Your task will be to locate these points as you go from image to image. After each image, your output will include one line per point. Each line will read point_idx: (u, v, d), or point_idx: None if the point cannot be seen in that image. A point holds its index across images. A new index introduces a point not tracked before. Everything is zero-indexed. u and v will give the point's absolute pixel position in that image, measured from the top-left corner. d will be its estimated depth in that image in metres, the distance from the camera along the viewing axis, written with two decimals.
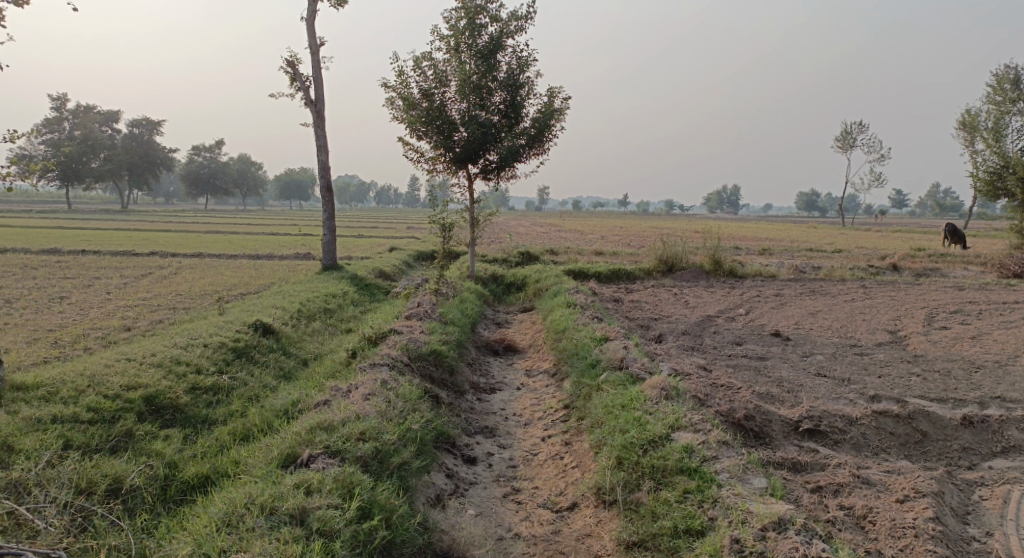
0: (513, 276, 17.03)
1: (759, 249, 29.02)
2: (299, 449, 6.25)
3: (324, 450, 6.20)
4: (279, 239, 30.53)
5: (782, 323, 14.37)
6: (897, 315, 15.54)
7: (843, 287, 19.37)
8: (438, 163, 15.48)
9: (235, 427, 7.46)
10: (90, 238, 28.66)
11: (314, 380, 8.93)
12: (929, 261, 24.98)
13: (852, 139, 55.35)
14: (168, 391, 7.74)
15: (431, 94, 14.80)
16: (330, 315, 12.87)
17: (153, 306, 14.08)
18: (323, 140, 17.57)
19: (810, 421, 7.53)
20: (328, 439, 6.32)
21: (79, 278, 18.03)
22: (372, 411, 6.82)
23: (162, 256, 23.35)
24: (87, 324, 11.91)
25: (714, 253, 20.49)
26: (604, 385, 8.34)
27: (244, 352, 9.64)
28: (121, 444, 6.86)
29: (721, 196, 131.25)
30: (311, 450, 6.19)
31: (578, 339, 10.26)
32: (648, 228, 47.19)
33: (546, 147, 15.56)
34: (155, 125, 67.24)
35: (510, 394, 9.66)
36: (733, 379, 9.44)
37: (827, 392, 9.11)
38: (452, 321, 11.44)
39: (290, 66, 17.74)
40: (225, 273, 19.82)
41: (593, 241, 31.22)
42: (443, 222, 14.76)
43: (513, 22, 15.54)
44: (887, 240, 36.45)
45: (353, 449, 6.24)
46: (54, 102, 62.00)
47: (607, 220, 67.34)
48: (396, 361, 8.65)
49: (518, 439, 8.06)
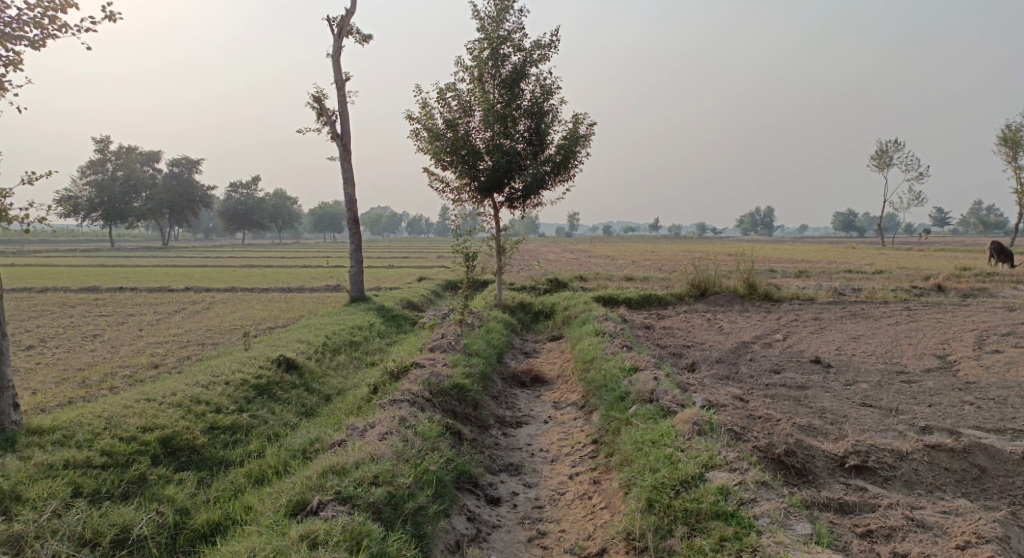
0: (542, 304, 16.71)
1: (795, 272, 28.35)
2: (309, 495, 5.96)
3: (334, 496, 5.90)
4: (310, 271, 30.60)
5: (822, 348, 13.83)
6: (944, 338, 14.89)
7: (884, 310, 18.69)
8: (464, 192, 15.29)
9: (251, 469, 7.21)
10: (128, 275, 28.97)
11: (335, 417, 8.65)
12: (975, 280, 24.11)
13: (889, 157, 54.42)
14: (185, 432, 7.50)
15: (455, 124, 14.64)
16: (356, 348, 12.64)
17: (183, 342, 14.00)
18: (349, 173, 17.52)
19: (857, 457, 7.05)
20: (339, 484, 6.02)
21: (114, 315, 18.11)
22: (389, 452, 6.51)
23: (196, 291, 23.48)
24: (115, 362, 11.82)
25: (748, 277, 19.98)
26: (634, 419, 7.92)
27: (266, 389, 9.41)
28: (133, 489, 6.63)
29: (755, 218, 129.68)
30: (322, 497, 5.90)
31: (606, 369, 9.87)
32: (681, 251, 46.59)
33: (572, 174, 15.29)
34: (194, 163, 68.53)
35: (537, 428, 9.29)
36: (772, 411, 8.97)
37: (874, 424, 8.59)
38: (477, 352, 11.11)
39: (316, 100, 17.79)
40: (256, 307, 19.79)
41: (625, 266, 30.79)
42: (466, 252, 14.49)
43: (536, 50, 15.39)
44: (929, 260, 35.40)
45: (365, 495, 5.93)
46: (98, 144, 63.78)
47: (639, 244, 66.85)
48: (417, 396, 8.34)
49: (545, 477, 7.68)
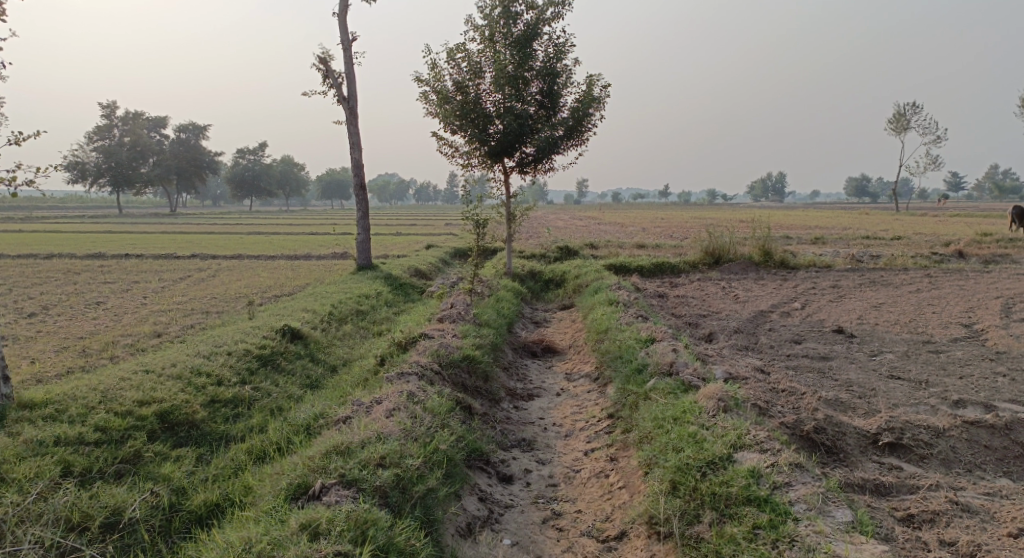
0: (552, 272, 16.29)
1: (812, 238, 27.74)
2: (311, 478, 5.62)
3: (338, 480, 5.55)
4: (317, 238, 30.24)
5: (843, 317, 13.38)
6: (968, 306, 14.41)
7: (905, 277, 18.18)
8: (473, 157, 14.77)
9: (252, 445, 6.87)
10: (135, 241, 28.69)
11: (341, 390, 8.31)
12: (998, 247, 23.49)
13: (906, 121, 53.32)
14: (184, 405, 7.16)
15: (464, 86, 14.08)
16: (363, 317, 12.28)
17: (187, 311, 13.67)
18: (356, 137, 17.01)
19: (890, 434, 6.66)
20: (343, 467, 5.66)
21: (119, 282, 17.79)
22: (396, 430, 6.14)
23: (202, 258, 23.18)
24: (117, 330, 11.51)
25: (764, 244, 19.44)
26: (652, 393, 7.54)
27: (270, 360, 9.07)
28: (127, 468, 6.30)
29: (766, 184, 128.16)
30: (325, 480, 5.55)
31: (622, 340, 9.47)
32: (693, 218, 45.99)
33: (586, 138, 14.75)
34: (201, 129, 67.87)
35: (549, 401, 8.92)
36: (795, 383, 8.59)
37: (904, 397, 8.20)
38: (487, 323, 10.72)
39: (322, 62, 17.23)
40: (263, 274, 19.44)
41: (636, 233, 30.25)
42: (476, 218, 14.02)
43: (549, 8, 14.76)
44: (947, 226, 34.61)
45: (370, 478, 5.58)
46: (104, 110, 63.30)
47: (649, 209, 66.31)
48: (426, 369, 7.98)
49: (559, 453, 7.32)
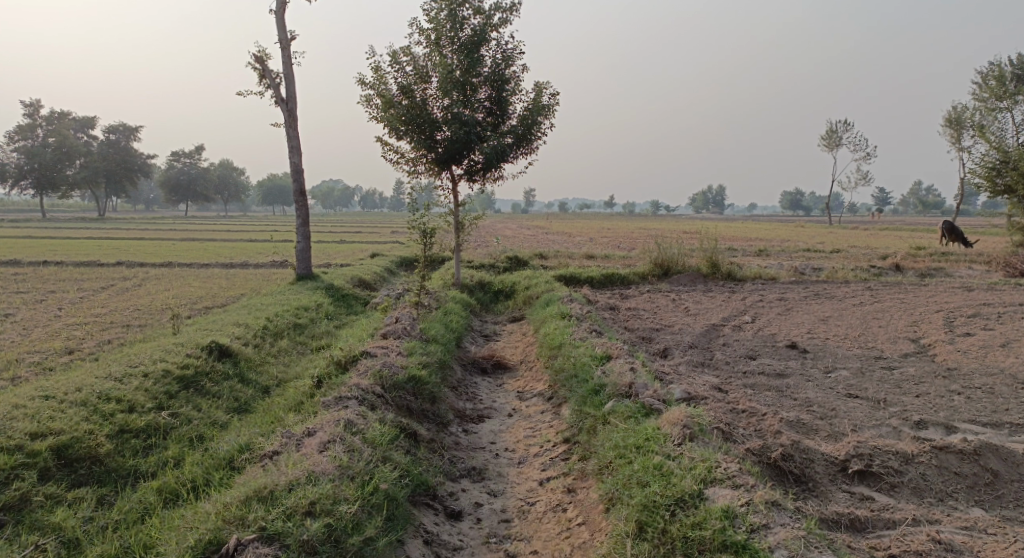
0: (501, 282, 15.77)
1: (756, 250, 27.94)
2: (226, 531, 4.99)
3: (258, 535, 4.96)
4: (254, 245, 29.09)
5: (793, 332, 13.20)
6: (913, 320, 14.43)
7: (848, 290, 18.24)
8: (419, 164, 14.16)
9: (163, 484, 6.27)
10: (56, 248, 27.06)
11: (272, 416, 7.63)
12: (932, 261, 23.92)
13: (839, 137, 54.84)
14: (85, 438, 6.52)
15: (410, 90, 13.49)
16: (300, 331, 11.55)
17: (105, 324, 12.71)
18: (295, 140, 16.22)
19: (859, 461, 6.32)
20: (265, 518, 5.07)
21: (33, 292, 16.57)
22: (331, 468, 5.54)
23: (129, 266, 21.93)
24: (24, 346, 10.53)
25: (711, 255, 19.32)
26: (611, 417, 7.09)
27: (192, 381, 8.30)
28: (9, 517, 5.71)
29: (706, 196, 130.34)
30: (242, 534, 4.96)
31: (576, 357, 9.01)
32: (636, 228, 46.18)
33: (535, 147, 14.30)
34: (132, 131, 65.30)
35: (500, 423, 8.39)
36: (755, 403, 8.24)
37: (865, 418, 7.93)
38: (434, 338, 10.14)
39: (259, 62, 16.41)
40: (193, 283, 18.41)
41: (582, 243, 29.93)
42: (423, 227, 13.38)
43: (497, 13, 14.31)
44: (880, 239, 35.42)
45: (296, 532, 5.00)
46: (28, 108, 60.50)
47: (593, 221, 66.36)
48: (367, 393, 7.35)
49: (512, 483, 6.80)
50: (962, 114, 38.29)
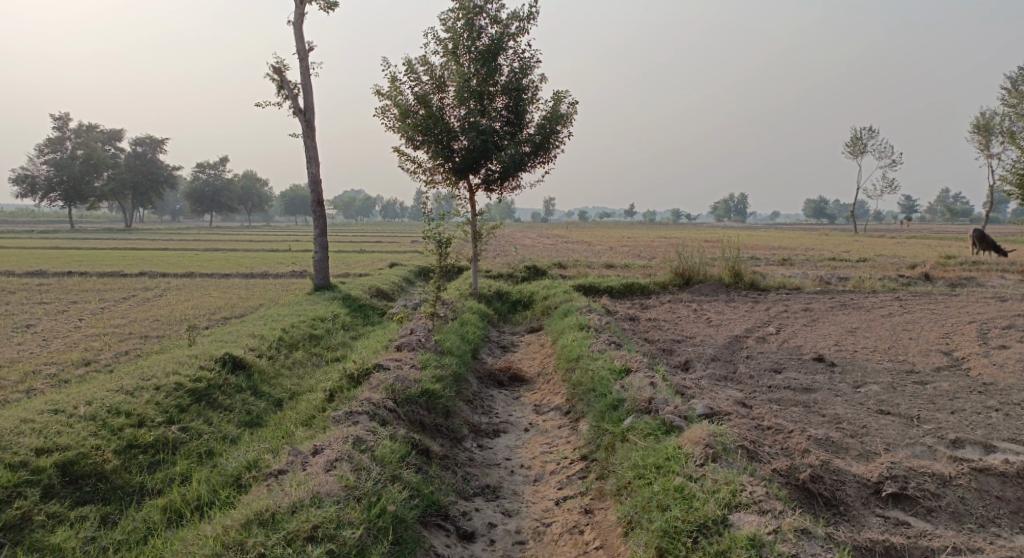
0: (519, 292, 15.54)
1: (780, 259, 27.46)
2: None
3: None
4: (274, 255, 29.11)
5: (820, 343, 12.82)
6: (944, 332, 13.97)
7: (875, 300, 17.77)
8: (436, 173, 13.99)
9: (169, 503, 6.12)
10: (81, 258, 27.22)
11: (283, 430, 7.44)
12: (963, 270, 23.31)
13: (864, 144, 54.09)
14: (92, 454, 6.37)
15: (427, 99, 13.34)
16: (316, 342, 11.38)
17: (123, 335, 12.65)
18: (313, 150, 16.14)
19: (894, 483, 5.99)
20: (264, 544, 4.93)
21: (55, 303, 16.60)
22: (337, 489, 5.37)
23: (151, 277, 21.98)
24: (41, 358, 10.45)
25: (734, 265, 18.95)
26: (630, 434, 6.82)
27: (204, 395, 8.12)
28: (8, 538, 5.55)
29: (729, 204, 129.30)
30: None
31: (594, 371, 8.75)
32: (658, 237, 45.86)
33: (553, 156, 14.07)
34: (158, 143, 65.98)
35: (516, 437, 8.14)
36: (781, 420, 7.91)
37: (898, 435, 7.59)
38: (450, 350, 9.92)
39: (277, 73, 16.37)
40: (212, 294, 18.36)
41: (602, 253, 29.61)
42: (439, 237, 13.18)
43: (514, 22, 14.14)
44: (907, 248, 34.69)
45: None
46: (57, 121, 61.46)
47: (614, 230, 65.89)
48: (378, 408, 7.14)
49: (527, 502, 6.54)
50: (991, 120, 37.54)
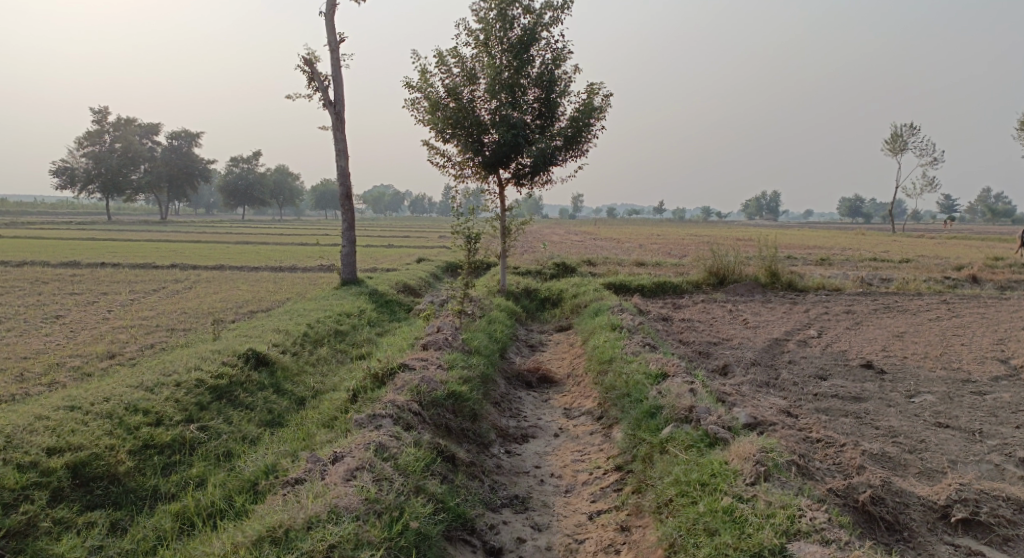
0: (549, 290, 15.11)
1: (818, 259, 26.68)
2: None
3: None
4: (304, 249, 28.96)
5: (865, 348, 12.20)
6: (997, 338, 13.25)
7: (921, 303, 17.02)
8: (466, 167, 13.60)
9: (182, 509, 5.80)
10: (115, 250, 27.29)
11: (303, 432, 7.09)
12: (1012, 273, 22.37)
13: (903, 143, 52.83)
14: (104, 455, 6.07)
15: (457, 92, 12.94)
16: (342, 339, 11.06)
17: (149, 328, 12.43)
18: (343, 143, 15.84)
19: (964, 508, 5.50)
20: None
21: (86, 294, 16.49)
22: (356, 503, 5.03)
23: (182, 269, 21.86)
24: (66, 350, 10.25)
25: (771, 264, 18.33)
26: (670, 445, 6.36)
27: (226, 392, 7.80)
28: (12, 546, 5.27)
29: (762, 203, 127.45)
30: None
31: (628, 375, 8.28)
32: (690, 235, 45.14)
33: (586, 150, 13.60)
34: (193, 136, 66.50)
35: (546, 443, 7.72)
36: (831, 432, 7.40)
37: (960, 451, 7.05)
38: (477, 350, 9.52)
39: (308, 64, 16.10)
40: (241, 287, 18.16)
41: (633, 250, 29.03)
42: (468, 232, 12.77)
43: (548, 13, 13.68)
44: (949, 249, 33.72)
45: None
46: (96, 114, 62.38)
47: (646, 228, 64.95)
48: (403, 411, 6.76)
49: (558, 516, 6.11)
50: None
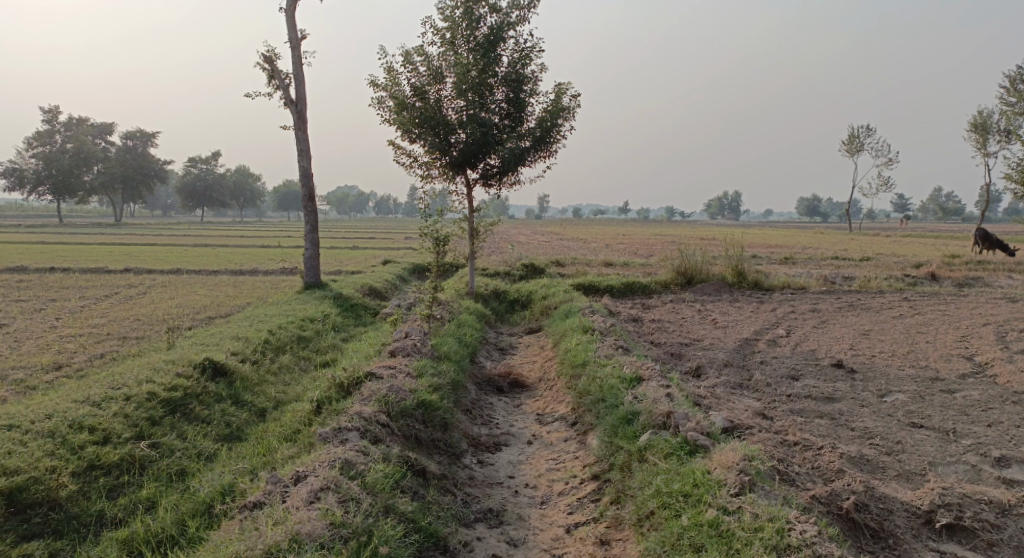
0: (517, 291, 14.87)
1: (781, 258, 26.86)
2: None
3: None
4: (265, 252, 28.28)
5: (834, 347, 12.18)
6: (961, 335, 13.34)
7: (884, 301, 17.15)
8: (433, 167, 13.29)
9: (130, 537, 5.45)
10: (68, 254, 26.36)
11: (263, 447, 6.75)
12: (969, 270, 22.68)
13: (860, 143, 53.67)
14: (45, 479, 5.68)
15: (423, 91, 12.64)
16: (305, 345, 10.67)
17: (100, 336, 11.89)
18: (305, 143, 15.42)
19: (948, 513, 5.41)
20: None
21: (33, 301, 15.79)
22: (320, 529, 4.78)
23: (137, 274, 21.13)
24: (10, 361, 9.72)
25: (737, 264, 18.31)
26: (648, 454, 6.16)
27: (180, 405, 7.39)
28: None
29: (722, 202, 128.93)
30: None
31: (602, 379, 8.07)
32: (653, 236, 45.22)
33: (554, 150, 13.40)
34: (149, 137, 64.98)
35: (519, 451, 7.47)
36: (807, 435, 7.28)
37: (937, 451, 6.98)
38: (447, 355, 9.23)
39: (268, 62, 15.65)
40: (199, 292, 17.60)
41: (599, 250, 28.89)
42: (436, 234, 12.43)
43: (514, 11, 13.44)
44: (906, 246, 34.28)
45: None
46: (46, 114, 60.59)
47: (609, 228, 65.10)
48: (370, 423, 6.46)
49: (534, 529, 5.87)
50: (989, 118, 36.98)
